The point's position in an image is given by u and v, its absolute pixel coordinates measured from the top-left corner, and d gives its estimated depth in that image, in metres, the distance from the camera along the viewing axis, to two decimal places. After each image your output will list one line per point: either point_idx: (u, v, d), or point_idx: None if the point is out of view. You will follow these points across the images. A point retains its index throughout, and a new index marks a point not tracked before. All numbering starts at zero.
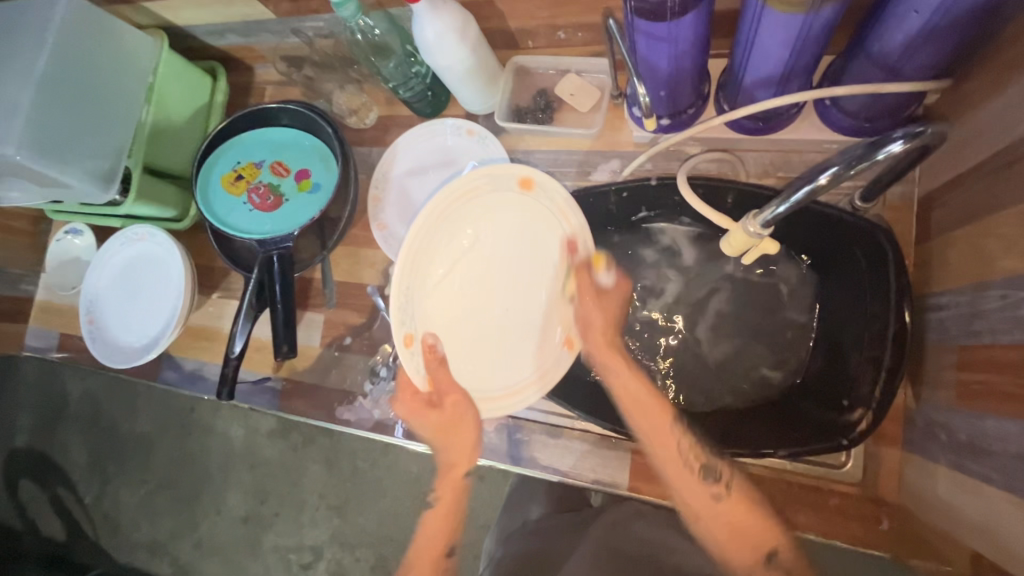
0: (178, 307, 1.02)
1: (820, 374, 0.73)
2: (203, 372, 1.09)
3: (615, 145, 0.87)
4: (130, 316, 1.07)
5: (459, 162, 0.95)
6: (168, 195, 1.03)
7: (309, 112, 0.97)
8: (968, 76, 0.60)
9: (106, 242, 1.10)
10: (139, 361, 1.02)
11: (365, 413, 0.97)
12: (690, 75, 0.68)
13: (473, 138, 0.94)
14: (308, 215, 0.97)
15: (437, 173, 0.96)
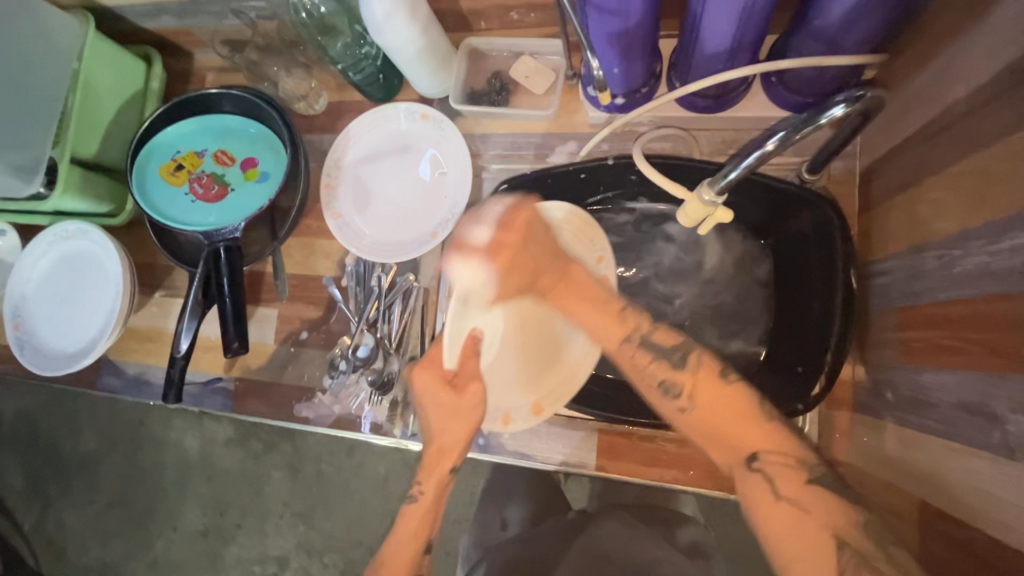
0: (116, 308, 0.96)
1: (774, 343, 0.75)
2: (147, 376, 1.02)
3: (571, 127, 0.87)
4: (63, 320, 1.00)
5: (417, 149, 0.94)
6: (101, 189, 0.96)
7: (255, 99, 0.92)
8: (899, 50, 0.63)
9: (31, 242, 1.01)
10: (75, 368, 0.95)
11: (326, 410, 0.93)
12: (642, 52, 0.68)
13: (427, 121, 0.92)
14: (256, 206, 0.92)
15: (394, 161, 0.94)
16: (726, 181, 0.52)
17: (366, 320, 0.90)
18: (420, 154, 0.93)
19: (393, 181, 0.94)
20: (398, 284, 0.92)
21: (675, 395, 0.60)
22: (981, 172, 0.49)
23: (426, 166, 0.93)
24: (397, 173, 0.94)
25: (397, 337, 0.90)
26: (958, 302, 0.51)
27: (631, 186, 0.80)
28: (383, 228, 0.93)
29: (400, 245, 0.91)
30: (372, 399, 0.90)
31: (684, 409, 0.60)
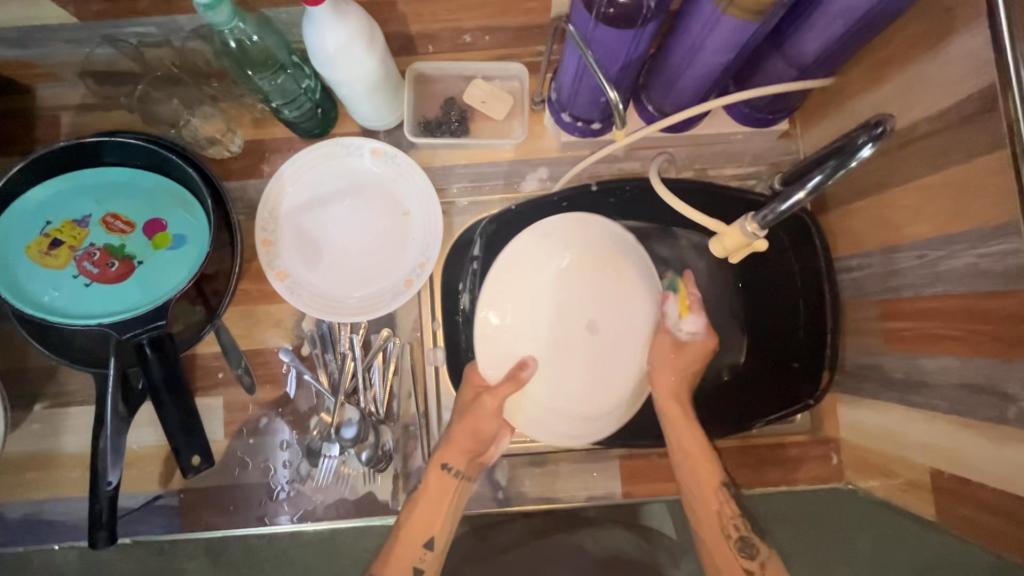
0: None
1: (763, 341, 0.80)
2: (41, 514, 0.78)
3: (539, 153, 0.83)
4: None
5: (371, 189, 0.83)
6: None
7: (151, 147, 0.74)
8: (845, 70, 0.70)
9: None
10: None
11: (308, 503, 0.80)
12: (630, 78, 0.67)
13: (377, 158, 0.82)
14: (174, 280, 0.74)
15: (345, 206, 0.82)
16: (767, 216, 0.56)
17: (345, 390, 0.79)
18: (378, 196, 0.83)
19: (347, 229, 0.82)
20: (373, 344, 0.81)
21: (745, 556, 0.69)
22: (957, 184, 0.56)
23: (386, 207, 0.83)
24: (351, 219, 0.82)
25: (385, 404, 0.80)
26: (949, 296, 0.59)
27: (611, 210, 0.80)
28: (345, 282, 0.81)
29: (372, 300, 0.80)
30: (365, 477, 0.80)
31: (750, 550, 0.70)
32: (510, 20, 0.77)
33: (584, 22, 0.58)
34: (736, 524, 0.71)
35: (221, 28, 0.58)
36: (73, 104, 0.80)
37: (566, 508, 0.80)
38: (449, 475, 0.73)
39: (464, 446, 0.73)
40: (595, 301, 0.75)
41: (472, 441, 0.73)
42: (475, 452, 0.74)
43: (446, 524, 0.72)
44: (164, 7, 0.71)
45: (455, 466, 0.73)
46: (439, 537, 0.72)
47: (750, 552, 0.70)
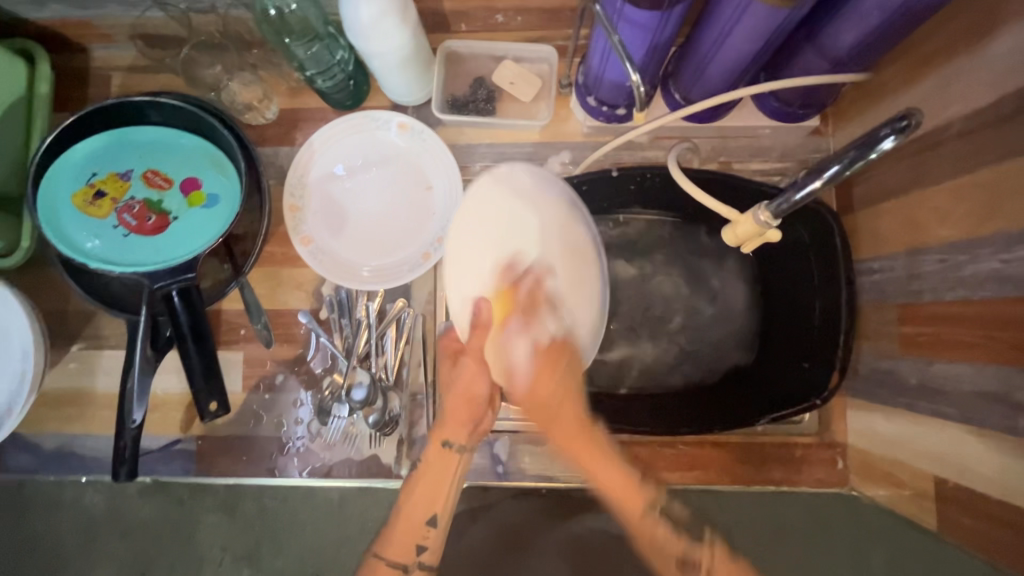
0: (26, 370, 0.77)
1: (777, 339, 0.79)
2: (71, 447, 0.84)
3: (562, 137, 0.84)
4: None
5: (397, 163, 0.85)
6: None
7: (192, 108, 0.77)
8: (884, 67, 0.68)
9: None
10: None
11: (316, 459, 0.83)
12: (657, 62, 0.67)
13: (405, 133, 0.84)
14: (203, 237, 0.78)
15: (372, 178, 0.85)
16: (780, 205, 0.57)
17: (358, 354, 0.82)
18: (406, 170, 0.85)
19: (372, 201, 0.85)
20: (387, 313, 0.84)
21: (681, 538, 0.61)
22: (990, 186, 0.54)
23: (411, 180, 0.85)
24: (377, 191, 0.85)
25: (394, 371, 0.83)
26: (971, 302, 0.57)
27: (631, 197, 0.80)
28: (364, 252, 0.83)
29: (389, 270, 0.83)
30: (372, 440, 0.82)
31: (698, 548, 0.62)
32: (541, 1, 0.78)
33: (613, 3, 0.59)
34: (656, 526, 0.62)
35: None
36: (121, 64, 0.85)
37: (563, 487, 0.81)
38: (450, 452, 0.70)
39: (460, 419, 0.70)
40: (564, 244, 0.61)
41: (466, 410, 0.70)
42: (474, 424, 0.70)
43: (447, 498, 0.70)
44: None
45: (453, 442, 0.70)
46: (443, 516, 0.69)
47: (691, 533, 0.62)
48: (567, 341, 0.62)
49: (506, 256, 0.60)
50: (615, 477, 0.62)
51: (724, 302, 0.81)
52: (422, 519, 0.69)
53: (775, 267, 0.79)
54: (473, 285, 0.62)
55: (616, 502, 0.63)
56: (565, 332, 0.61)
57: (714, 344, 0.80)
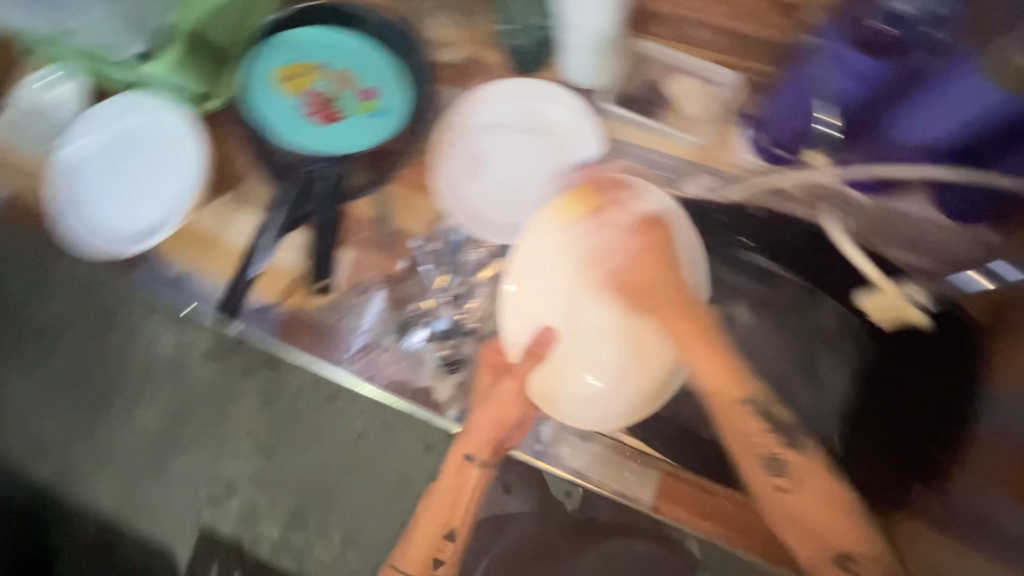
0: (190, 198, 0.91)
1: (862, 430, 0.75)
2: (189, 279, 0.96)
3: (714, 161, 0.83)
4: (123, 194, 0.94)
5: (532, 120, 0.88)
6: (205, 68, 0.90)
7: (395, 28, 0.88)
8: None
9: (111, 102, 0.94)
10: (136, 248, 0.91)
11: (379, 370, 0.89)
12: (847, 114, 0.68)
13: (521, 97, 0.88)
14: (364, 138, 0.86)
15: (504, 136, 0.89)
16: None
17: (451, 293, 0.87)
18: (535, 124, 0.88)
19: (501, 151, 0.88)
20: (486, 265, 0.87)
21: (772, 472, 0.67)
22: None
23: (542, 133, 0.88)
24: (507, 146, 0.88)
25: (475, 319, 0.86)
26: None
27: (771, 241, 0.80)
28: (488, 205, 0.88)
29: (505, 229, 0.87)
30: (434, 374, 0.87)
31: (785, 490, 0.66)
32: None
33: None
34: (765, 442, 0.67)
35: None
36: None
37: (594, 490, 0.82)
38: (471, 465, 0.79)
39: (484, 437, 0.79)
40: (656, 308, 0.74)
41: (494, 430, 0.79)
42: (500, 443, 0.80)
43: (464, 508, 0.79)
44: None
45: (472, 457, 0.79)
46: (460, 530, 0.79)
47: (780, 469, 0.66)
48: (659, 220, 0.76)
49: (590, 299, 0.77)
50: (820, 483, 0.66)
51: (829, 384, 0.77)
52: (440, 532, 0.78)
53: (893, 359, 0.75)
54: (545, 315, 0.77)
55: (764, 499, 0.68)
56: (659, 210, 0.76)
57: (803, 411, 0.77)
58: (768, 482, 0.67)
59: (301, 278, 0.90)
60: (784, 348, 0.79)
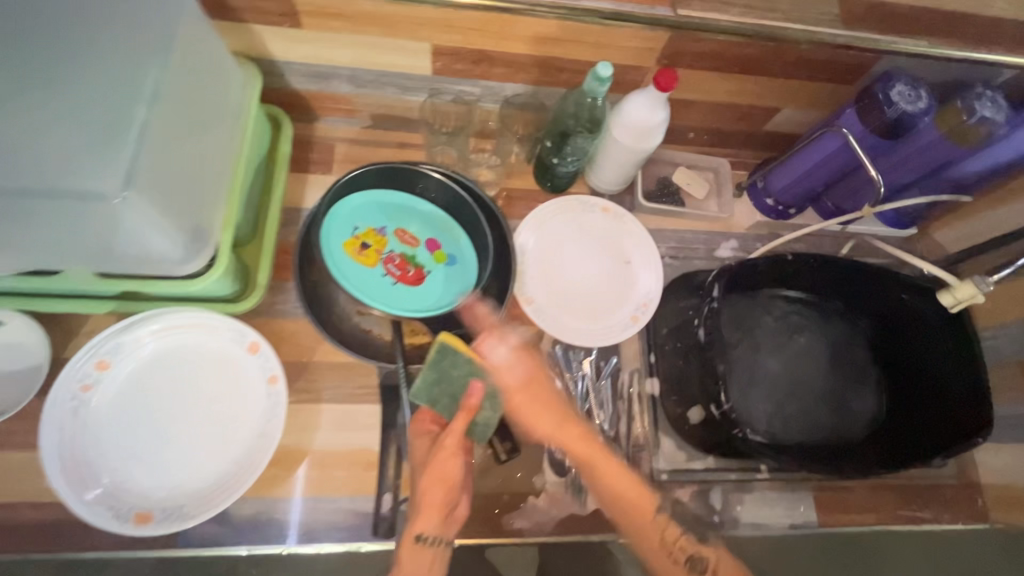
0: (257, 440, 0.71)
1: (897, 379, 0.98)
2: (274, 512, 0.77)
3: (732, 228, 1.03)
4: (158, 459, 0.69)
5: (210, 365, 0.74)
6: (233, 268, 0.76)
7: (455, 189, 0.88)
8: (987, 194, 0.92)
9: (101, 336, 0.71)
10: (198, 520, 0.66)
11: (543, 516, 0.83)
12: (827, 172, 0.90)
13: (114, 365, 0.72)
14: (456, 294, 0.84)
15: (188, 384, 0.73)
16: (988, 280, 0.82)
17: (584, 409, 0.88)
18: (215, 362, 0.74)
19: (198, 418, 0.72)
20: (605, 370, 0.91)
21: (626, 467, 0.76)
22: None
23: (230, 388, 0.73)
24: (218, 422, 0.72)
25: (616, 423, 0.88)
26: None
27: (789, 275, 0.99)
28: (581, 308, 0.93)
29: (606, 321, 0.92)
30: None
31: (599, 472, 0.76)
32: (731, 125, 0.97)
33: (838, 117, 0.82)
34: (595, 437, 0.78)
35: (596, 97, 0.76)
36: (357, 137, 0.94)
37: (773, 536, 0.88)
38: None
39: None
40: (610, 255, 0.97)
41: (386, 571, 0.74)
42: (512, 504, 0.82)
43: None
44: (476, 77, 0.85)
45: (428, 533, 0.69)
46: None
47: (624, 455, 0.79)
48: (624, 251, 0.97)
49: (598, 268, 0.96)
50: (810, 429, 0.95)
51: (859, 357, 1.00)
52: None
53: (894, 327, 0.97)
54: (582, 312, 0.92)
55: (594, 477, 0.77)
56: (623, 249, 0.97)
57: (790, 413, 0.97)
58: (612, 469, 0.76)
59: None
60: (757, 364, 0.98)
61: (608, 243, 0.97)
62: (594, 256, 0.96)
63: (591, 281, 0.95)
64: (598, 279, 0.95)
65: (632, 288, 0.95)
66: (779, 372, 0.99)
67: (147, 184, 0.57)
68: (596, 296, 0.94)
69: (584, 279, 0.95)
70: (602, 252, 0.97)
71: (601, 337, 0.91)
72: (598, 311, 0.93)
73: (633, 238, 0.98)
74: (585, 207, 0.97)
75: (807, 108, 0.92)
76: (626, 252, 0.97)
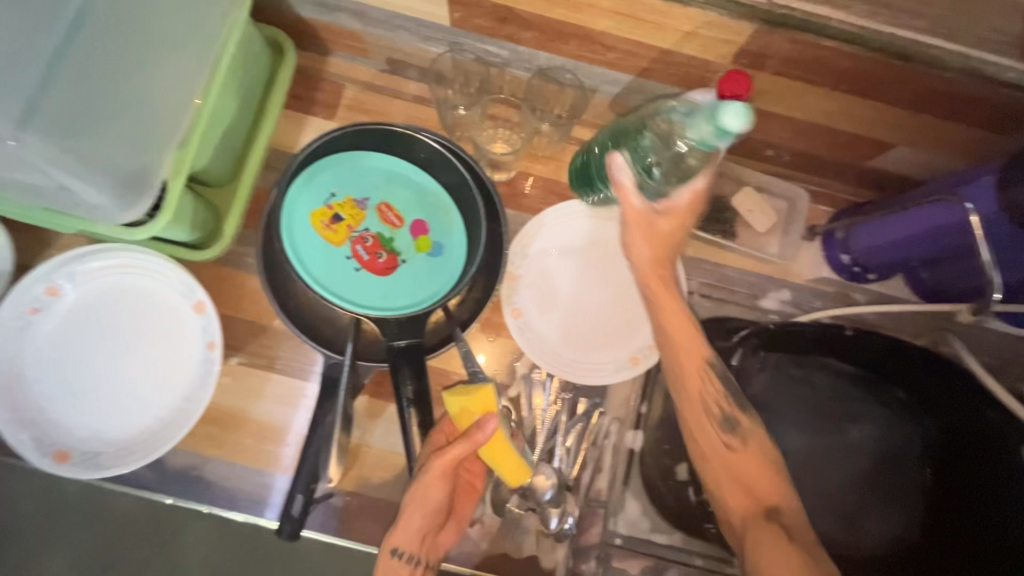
0: (184, 405, 0.68)
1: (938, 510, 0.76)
2: (203, 470, 0.76)
3: (788, 276, 0.83)
4: (87, 401, 0.68)
5: (156, 315, 0.70)
6: (193, 216, 0.70)
7: (457, 169, 0.74)
8: None
9: (49, 262, 0.68)
10: (110, 474, 0.65)
11: (471, 548, 0.76)
12: (927, 248, 0.68)
13: (60, 294, 0.69)
14: (428, 294, 0.74)
15: (130, 329, 0.69)
16: None
17: (544, 448, 0.78)
18: (160, 313, 0.70)
19: (132, 367, 0.69)
20: (582, 410, 0.80)
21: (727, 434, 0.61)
22: None
23: (169, 344, 0.69)
24: (152, 376, 0.69)
25: (578, 471, 0.79)
26: None
27: (838, 347, 0.80)
28: (572, 335, 0.80)
29: (595, 359, 0.79)
30: (539, 540, 0.77)
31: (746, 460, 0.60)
32: (824, 151, 0.75)
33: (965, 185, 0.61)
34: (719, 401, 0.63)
35: (710, 148, 0.57)
36: (368, 84, 0.82)
37: None
38: None
39: None
40: (625, 281, 0.81)
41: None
42: None
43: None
44: (506, 37, 0.69)
45: (405, 550, 0.63)
46: None
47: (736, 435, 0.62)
48: None
49: (606, 294, 0.81)
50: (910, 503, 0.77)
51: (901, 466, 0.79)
52: None
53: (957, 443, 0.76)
54: (571, 341, 0.80)
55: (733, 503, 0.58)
56: None
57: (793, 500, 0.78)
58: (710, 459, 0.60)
59: (370, 448, 0.77)
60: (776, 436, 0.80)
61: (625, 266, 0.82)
62: (604, 278, 0.82)
63: (592, 306, 0.81)
64: (601, 306, 0.81)
65: (639, 325, 0.80)
66: (797, 451, 0.80)
67: (53, 120, 0.51)
68: (593, 325, 0.81)
69: (585, 302, 0.81)
70: (616, 275, 0.82)
71: (584, 375, 0.78)
72: (590, 344, 0.80)
73: None
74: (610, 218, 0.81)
75: (930, 149, 0.69)
76: None
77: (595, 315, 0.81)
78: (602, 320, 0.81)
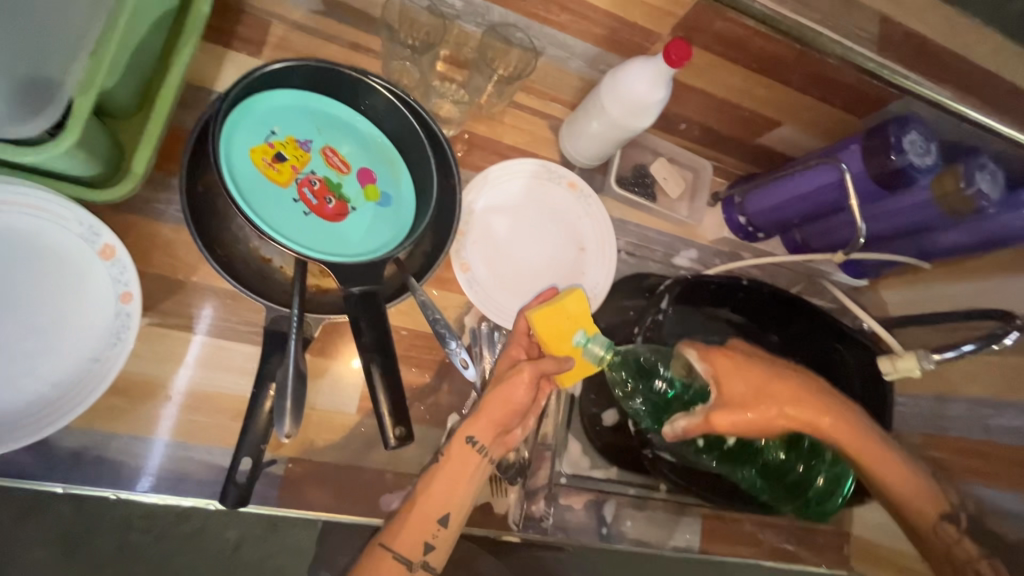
0: (87, 368, 0.58)
1: None
2: (105, 450, 0.64)
3: (695, 237, 0.96)
4: None
5: (45, 263, 0.58)
6: (97, 145, 0.58)
7: (406, 115, 0.73)
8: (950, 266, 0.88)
9: None
10: None
11: None
12: (809, 205, 0.86)
13: None
14: (381, 242, 0.71)
15: (9, 280, 0.57)
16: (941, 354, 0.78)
17: None
18: (52, 261, 0.58)
19: (16, 326, 0.57)
20: None
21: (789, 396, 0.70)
22: (1014, 369, 0.81)
23: (66, 297, 0.58)
24: (43, 336, 0.57)
25: None
26: (994, 443, 0.82)
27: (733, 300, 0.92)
28: (519, 288, 0.83)
29: None
30: (491, 488, 0.79)
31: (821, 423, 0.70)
32: (727, 128, 0.88)
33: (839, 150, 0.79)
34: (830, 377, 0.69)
35: None
36: (298, 22, 0.76)
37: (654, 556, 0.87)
38: None
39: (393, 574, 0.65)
40: (566, 237, 0.87)
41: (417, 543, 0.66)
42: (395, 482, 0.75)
43: (463, 498, 0.69)
44: None
45: (481, 441, 0.69)
46: None
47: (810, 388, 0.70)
48: (580, 237, 0.87)
49: (548, 249, 0.86)
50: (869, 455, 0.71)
51: None
52: None
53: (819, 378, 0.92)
54: (519, 292, 0.83)
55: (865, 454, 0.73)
56: (580, 235, 0.87)
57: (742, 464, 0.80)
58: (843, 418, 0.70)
59: (314, 410, 0.72)
60: None
61: (565, 223, 0.87)
62: (547, 234, 0.86)
63: (536, 260, 0.85)
64: (544, 260, 0.85)
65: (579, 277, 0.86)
66: None
67: None
68: (538, 278, 0.84)
69: (529, 256, 0.85)
70: (557, 231, 0.86)
71: None
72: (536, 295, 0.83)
73: (594, 226, 0.87)
74: (550, 177, 0.86)
75: (805, 128, 0.85)
76: (583, 239, 0.87)
77: (539, 269, 0.85)
78: (546, 273, 0.85)
